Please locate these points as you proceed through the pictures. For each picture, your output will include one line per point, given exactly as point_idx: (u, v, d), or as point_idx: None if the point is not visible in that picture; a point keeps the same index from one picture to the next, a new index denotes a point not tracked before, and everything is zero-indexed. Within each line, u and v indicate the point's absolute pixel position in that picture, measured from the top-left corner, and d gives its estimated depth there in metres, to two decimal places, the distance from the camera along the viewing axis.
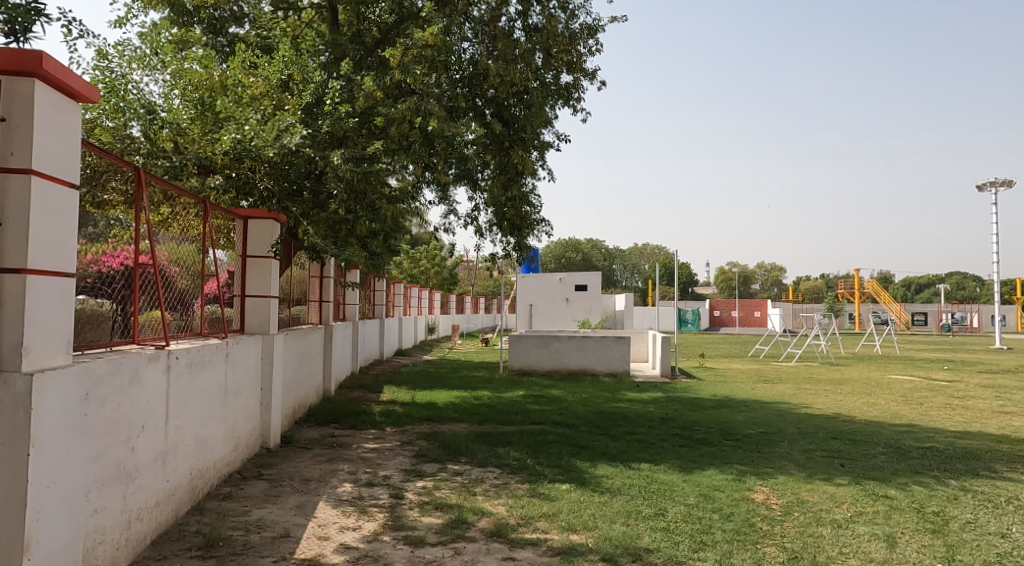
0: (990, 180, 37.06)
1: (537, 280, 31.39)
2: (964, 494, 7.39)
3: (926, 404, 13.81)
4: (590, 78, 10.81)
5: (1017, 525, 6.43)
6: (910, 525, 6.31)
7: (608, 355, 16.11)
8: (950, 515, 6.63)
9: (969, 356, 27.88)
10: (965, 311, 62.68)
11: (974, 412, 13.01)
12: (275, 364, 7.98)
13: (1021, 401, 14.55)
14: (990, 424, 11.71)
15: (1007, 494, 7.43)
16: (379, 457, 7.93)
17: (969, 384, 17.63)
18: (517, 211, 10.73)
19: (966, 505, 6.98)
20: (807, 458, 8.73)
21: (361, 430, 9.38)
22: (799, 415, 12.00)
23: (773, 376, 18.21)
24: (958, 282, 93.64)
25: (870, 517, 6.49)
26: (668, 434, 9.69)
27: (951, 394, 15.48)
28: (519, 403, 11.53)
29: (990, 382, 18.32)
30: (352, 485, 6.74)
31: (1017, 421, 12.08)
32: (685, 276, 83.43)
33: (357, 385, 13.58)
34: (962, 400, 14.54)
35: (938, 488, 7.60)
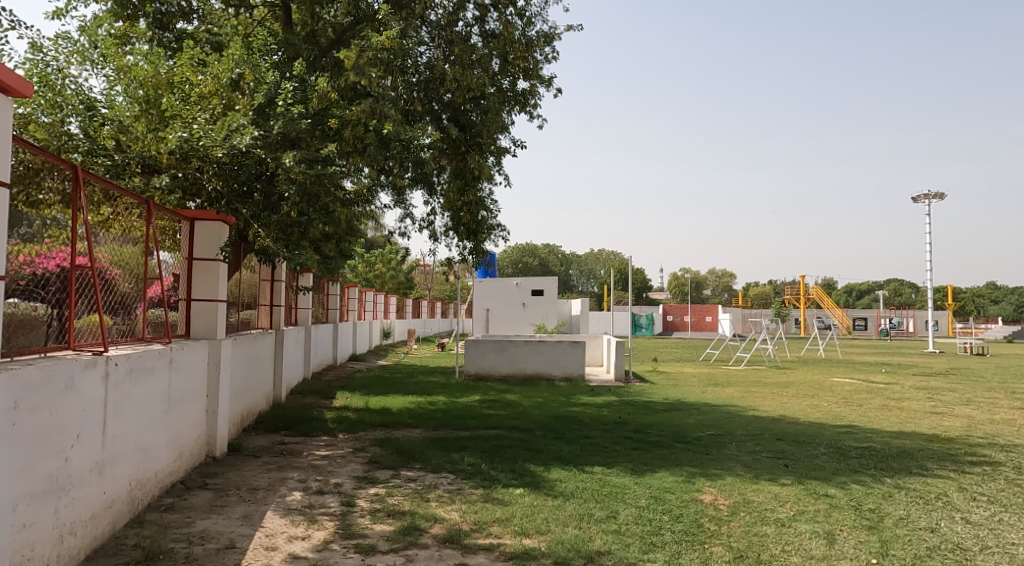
0: (924, 193, 38.38)
1: (494, 284, 31.37)
2: (898, 492, 7.64)
3: (865, 406, 14.25)
4: (546, 85, 10.84)
5: (946, 520, 6.68)
6: (848, 522, 6.49)
7: (564, 359, 16.21)
8: (887, 512, 6.83)
9: (904, 359, 28.93)
10: (902, 316, 64.85)
11: (909, 413, 13.47)
12: (222, 371, 7.78)
13: (951, 402, 15.14)
14: (923, 424, 12.16)
15: (938, 491, 7.71)
16: (330, 464, 7.81)
17: (904, 386, 18.25)
18: (473, 217, 10.63)
19: (901, 503, 7.20)
20: (754, 459, 8.91)
21: (312, 436, 9.24)
22: (747, 417, 12.23)
23: (722, 380, 18.56)
24: (897, 288, 96.87)
25: (812, 515, 6.65)
26: (621, 438, 9.78)
27: (888, 396, 16.02)
28: (474, 408, 11.51)
29: (923, 383, 19.02)
30: (302, 493, 6.62)
31: (948, 422, 12.56)
32: (641, 281, 84.37)
33: (309, 391, 13.36)
34: (898, 402, 15.06)
35: (875, 486, 7.84)
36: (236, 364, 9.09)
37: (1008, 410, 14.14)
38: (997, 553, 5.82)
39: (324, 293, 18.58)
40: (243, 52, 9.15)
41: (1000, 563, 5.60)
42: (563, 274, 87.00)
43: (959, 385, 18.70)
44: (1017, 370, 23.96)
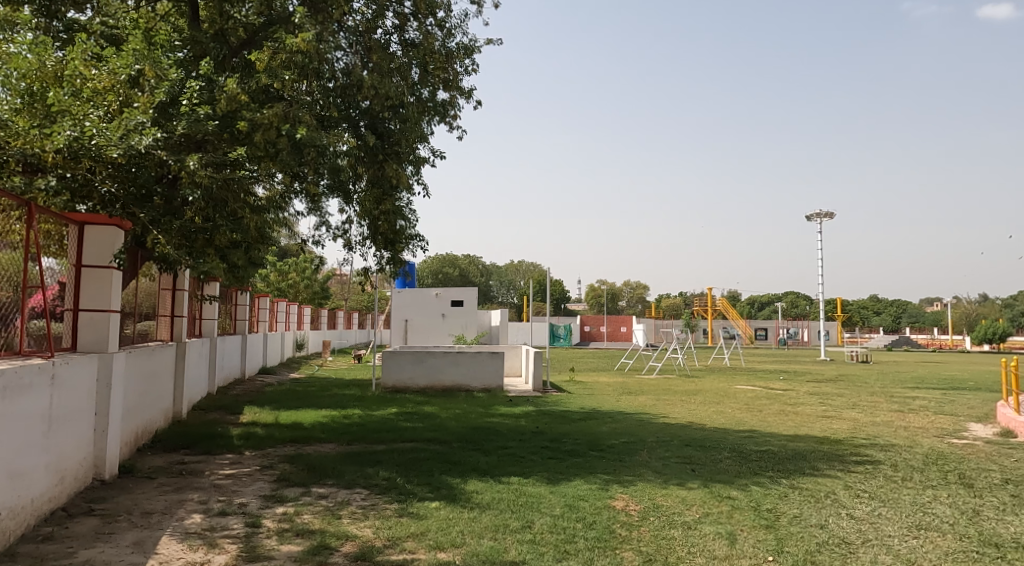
0: (816, 212, 40.55)
1: (412, 295, 31.13)
2: (792, 491, 7.98)
3: (765, 411, 14.89)
4: (466, 97, 10.82)
5: (835, 517, 7.06)
6: (748, 522, 6.75)
7: (481, 370, 16.20)
8: (783, 511, 7.14)
9: (799, 367, 30.49)
10: (801, 326, 68.24)
11: (803, 417, 14.18)
12: (113, 388, 7.34)
13: (841, 406, 16.04)
14: (817, 427, 12.80)
15: (828, 489, 8.12)
16: (235, 483, 7.49)
17: (799, 392, 19.19)
18: (392, 227, 10.44)
19: (795, 502, 7.54)
20: (663, 465, 9.13)
21: (215, 455, 8.84)
22: (657, 424, 12.53)
23: (635, 388, 18.99)
24: (796, 300, 101.86)
25: (715, 517, 6.87)
26: (537, 448, 9.81)
27: (785, 401, 16.81)
28: (391, 421, 11.31)
29: (817, 389, 20.06)
30: (201, 516, 6.31)
31: (839, 424, 13.27)
32: (559, 291, 85.45)
33: (213, 407, 12.81)
34: (793, 407, 15.83)
35: (772, 486, 8.17)
36: (130, 379, 8.59)
37: (892, 412, 15.09)
38: (879, 547, 6.20)
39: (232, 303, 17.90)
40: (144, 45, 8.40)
41: (882, 557, 5.96)
42: (482, 285, 87.09)
43: (848, 390, 19.84)
44: (900, 376, 25.64)
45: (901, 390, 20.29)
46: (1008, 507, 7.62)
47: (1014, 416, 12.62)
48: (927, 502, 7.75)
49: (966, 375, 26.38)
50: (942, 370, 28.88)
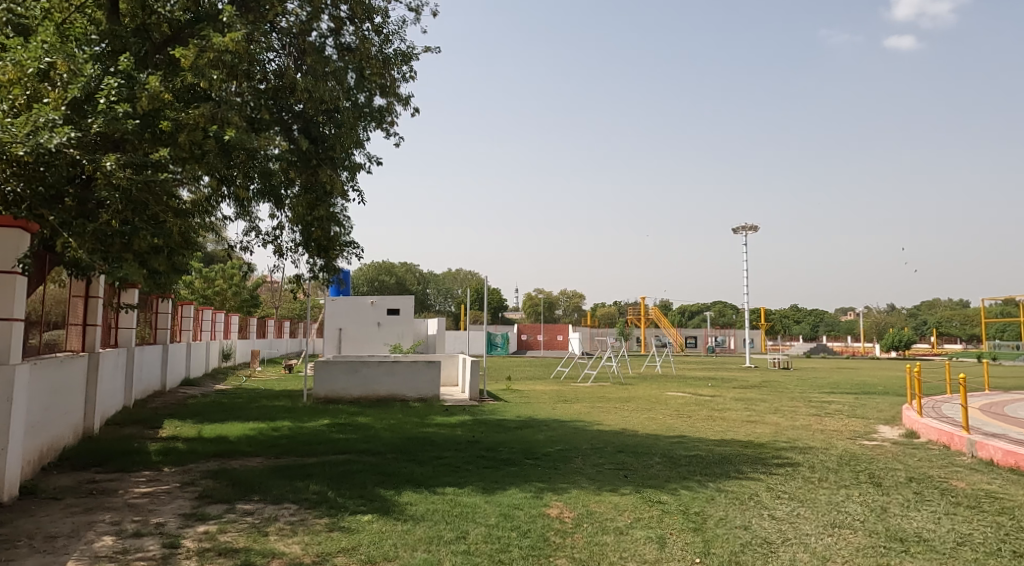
0: (742, 226, 41.85)
1: (348, 304, 30.55)
2: (718, 494, 8.16)
3: (694, 417, 15.22)
4: (404, 104, 10.71)
5: (758, 518, 7.26)
6: (677, 526, 6.88)
7: (418, 380, 16.01)
8: (710, 514, 7.30)
9: (727, 374, 31.35)
10: (728, 335, 70.23)
11: (729, 422, 14.56)
12: (13, 402, 6.93)
13: (765, 411, 16.55)
14: (742, 432, 13.16)
15: (752, 492, 8.34)
16: (152, 502, 7.16)
17: (726, 398, 19.72)
18: (325, 233, 10.25)
19: (721, 504, 7.72)
20: (597, 471, 9.19)
21: (130, 472, 8.44)
22: (591, 432, 12.64)
23: (570, 396, 19.12)
24: (724, 310, 104.87)
25: (646, 522, 6.96)
26: (472, 457, 9.73)
27: (712, 407, 17.23)
28: (323, 433, 11.05)
29: (742, 395, 20.66)
30: (113, 538, 6.00)
31: (763, 429, 13.68)
32: (496, 299, 85.55)
33: (130, 421, 12.25)
34: (721, 412, 16.24)
35: (700, 490, 8.33)
36: (36, 392, 8.15)
37: (811, 416, 15.67)
38: (797, 546, 6.46)
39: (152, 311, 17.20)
40: (55, 38, 7.99)
41: (800, 555, 6.21)
42: (418, 294, 86.49)
43: (770, 395, 20.52)
44: (819, 382, 26.66)
45: (819, 395, 21.13)
46: (915, 504, 8.02)
47: (919, 417, 13.31)
48: (841, 501, 8.06)
49: (877, 379, 27.65)
50: (856, 376, 30.21)
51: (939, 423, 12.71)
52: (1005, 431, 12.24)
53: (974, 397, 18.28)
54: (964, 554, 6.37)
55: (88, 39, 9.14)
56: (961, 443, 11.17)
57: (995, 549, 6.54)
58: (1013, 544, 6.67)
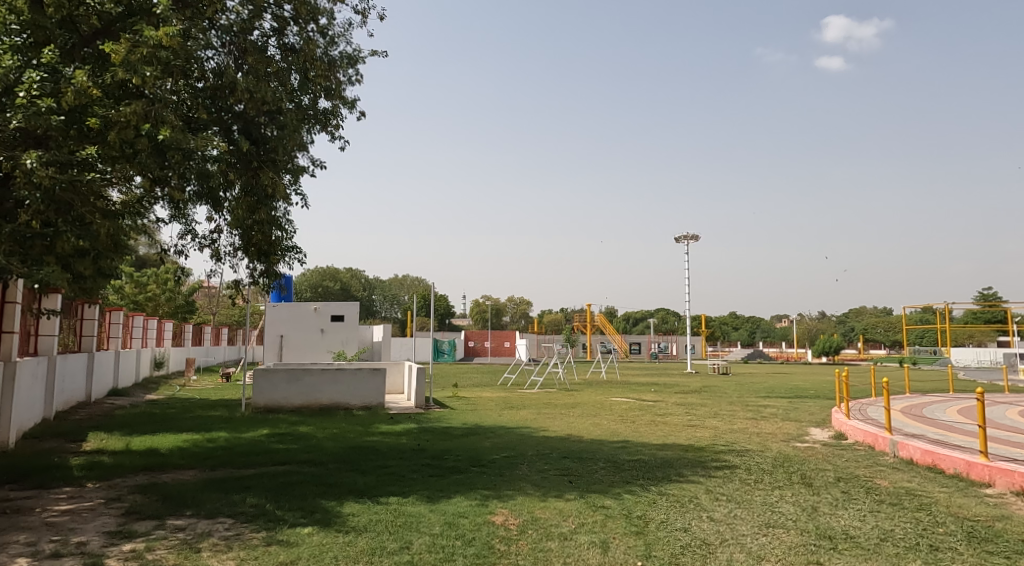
0: (685, 235, 42.66)
1: (289, 310, 29.93)
2: (660, 498, 8.24)
3: (637, 422, 15.38)
4: (350, 108, 10.53)
5: (698, 520, 7.37)
6: (620, 530, 6.93)
7: (362, 388, 15.77)
8: (652, 517, 7.38)
9: (670, 380, 31.87)
10: (670, 341, 71.42)
11: (672, 426, 14.76)
12: None
13: (705, 415, 16.86)
14: (684, 436, 13.36)
15: (691, 494, 8.46)
16: (73, 521, 6.82)
17: (669, 402, 20.02)
18: (266, 237, 9.98)
19: (663, 507, 7.80)
20: (542, 477, 9.17)
21: (50, 489, 8.03)
22: (537, 438, 12.63)
23: (516, 403, 19.11)
24: (667, 317, 106.72)
25: (590, 527, 6.98)
26: (418, 466, 9.60)
27: (655, 412, 17.46)
28: (261, 443, 10.75)
29: (684, 400, 21.02)
30: (29, 560, 5.69)
31: (703, 432, 13.92)
32: (443, 306, 85.08)
33: (51, 435, 11.68)
34: (663, 417, 16.46)
35: (642, 494, 8.39)
36: None
37: (748, 420, 16.04)
38: (735, 546, 6.62)
39: (75, 318, 16.66)
40: None
41: (736, 555, 6.38)
42: (364, 300, 85.38)
43: (710, 400, 20.92)
44: (757, 386, 27.35)
45: (756, 399, 21.68)
46: (843, 502, 8.26)
47: (846, 419, 13.77)
48: (774, 501, 8.24)
49: (809, 384, 28.49)
50: (790, 380, 31.10)
51: (864, 424, 13.18)
52: (925, 431, 12.79)
53: (897, 400, 19.04)
54: (886, 550, 6.65)
55: (7, 29, 8.49)
56: (884, 443, 11.60)
57: (914, 543, 6.85)
58: (930, 538, 7.00)
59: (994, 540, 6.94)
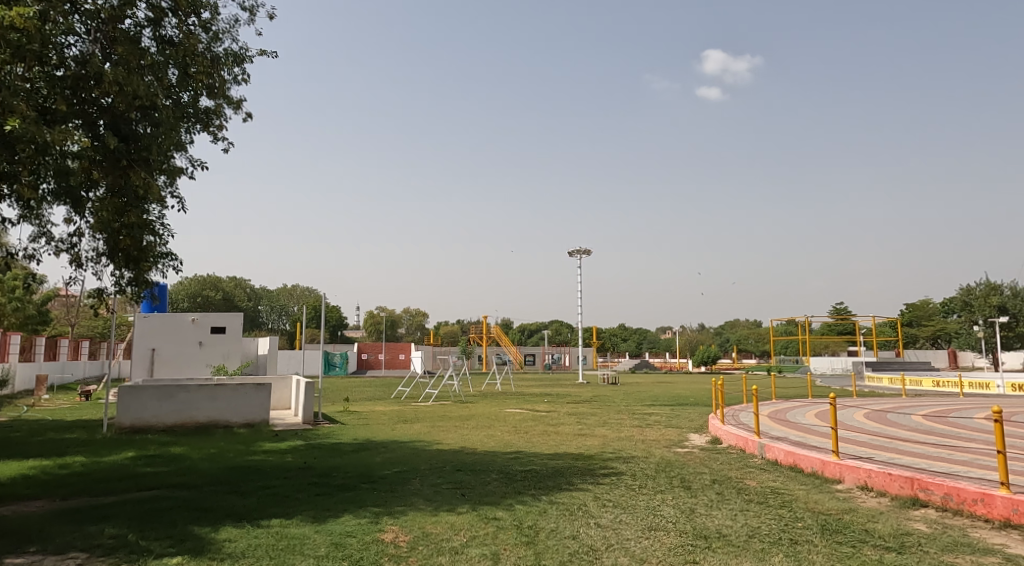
0: (577, 248, 43.55)
1: (161, 321, 28.11)
2: (551, 507, 8.23)
3: (530, 432, 15.42)
4: (234, 108, 10.00)
5: (588, 527, 7.40)
6: (511, 541, 6.86)
7: (244, 405, 14.99)
8: (541, 526, 7.34)
9: (562, 390, 32.32)
10: (563, 352, 72.68)
11: (563, 436, 14.89)
12: None
13: (596, 424, 17.13)
14: (574, 445, 13.48)
15: (581, 502, 8.50)
16: None
17: (561, 412, 20.24)
18: (135, 242, 9.26)
19: (553, 516, 7.78)
20: (434, 492, 8.97)
21: None
22: (430, 451, 12.39)
23: (409, 416, 18.73)
24: (560, 329, 108.66)
25: (481, 539, 6.87)
26: (303, 485, 9.15)
27: (548, 422, 17.58)
28: (127, 467, 9.94)
29: (575, 410, 21.31)
30: None
31: (593, 441, 14.11)
32: (335, 317, 82.91)
33: None
34: (555, 427, 16.59)
35: (533, 504, 8.36)
36: None
37: (635, 428, 16.42)
38: (619, 550, 6.71)
39: None
40: None
41: (621, 559, 6.46)
42: (249, 311, 81.83)
43: (600, 409, 21.33)
44: (643, 395, 28.20)
45: (643, 407, 22.29)
46: (717, 503, 8.54)
47: (722, 424, 14.35)
48: (657, 505, 8.40)
49: (689, 392, 29.74)
50: (671, 389, 32.29)
51: (737, 429, 13.77)
52: (787, 433, 13.52)
53: (768, 405, 20.09)
54: (753, 545, 6.94)
55: None
56: (753, 446, 12.14)
57: (777, 538, 7.18)
58: (791, 532, 7.36)
59: (843, 530, 7.40)
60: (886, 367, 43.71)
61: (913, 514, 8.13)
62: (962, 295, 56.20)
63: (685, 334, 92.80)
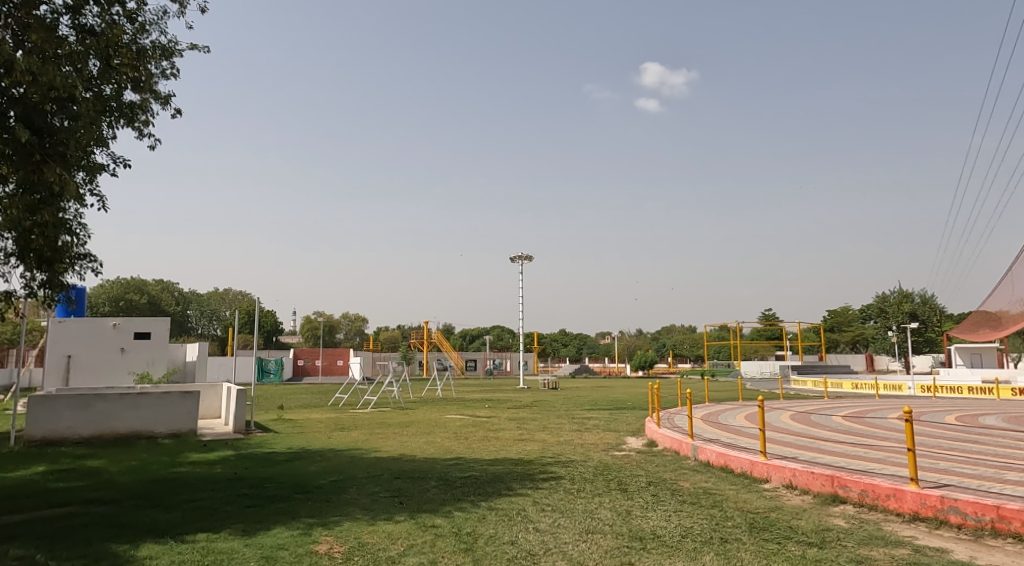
0: (519, 255, 43.62)
1: (79, 325, 26.73)
2: (489, 513, 8.12)
3: (469, 438, 15.27)
4: (161, 102, 9.59)
5: (526, 532, 7.32)
6: (449, 548, 6.72)
7: (168, 414, 14.39)
8: (480, 533, 7.22)
9: (502, 395, 32.29)
10: (503, 358, 72.72)
11: (503, 441, 14.80)
12: None
13: (535, 429, 17.11)
14: (514, 450, 13.41)
15: (520, 507, 8.42)
16: None
17: (501, 418, 20.16)
18: (50, 241, 8.76)
19: (492, 522, 7.66)
20: (372, 500, 8.74)
21: None
22: (368, 459, 12.12)
23: (346, 424, 18.34)
24: (501, 334, 108.76)
25: (419, 547, 6.70)
26: (232, 497, 8.78)
27: (487, 428, 17.47)
28: (39, 483, 9.36)
29: (515, 415, 21.26)
30: None
31: (533, 446, 14.07)
32: (270, 322, 80.88)
33: None
34: (495, 432, 16.49)
35: (472, 510, 8.22)
36: None
37: (574, 432, 16.47)
38: (557, 554, 6.66)
39: None
40: None
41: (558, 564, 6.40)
42: (178, 315, 79.06)
43: (540, 414, 21.34)
44: (582, 399, 28.37)
45: (582, 411, 22.42)
46: (651, 505, 8.58)
47: (658, 427, 14.52)
48: (594, 508, 8.39)
49: (627, 396, 30.10)
50: (608, 393, 32.61)
51: (672, 432, 13.94)
52: (719, 435, 13.77)
53: (701, 408, 20.44)
54: (686, 545, 6.98)
55: None
56: (686, 449, 12.28)
57: (708, 537, 7.25)
58: (721, 531, 7.44)
59: (770, 528, 7.52)
60: (810, 372, 45.21)
61: (833, 510, 8.35)
62: (878, 303, 58.58)
63: (623, 339, 94.21)
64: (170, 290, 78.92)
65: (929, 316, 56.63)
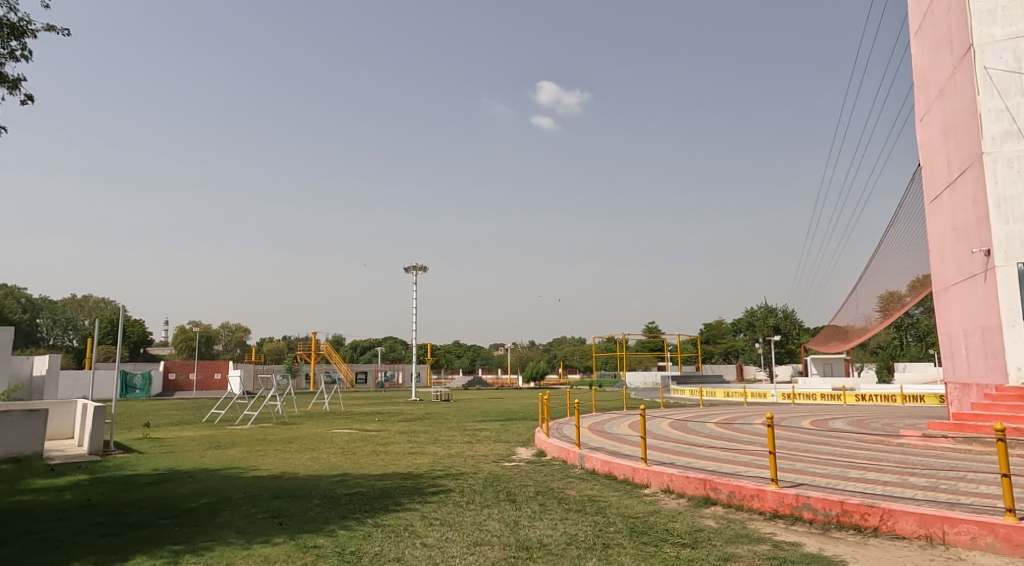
0: (413, 265, 42.84)
1: None
2: (375, 530, 7.71)
3: (357, 453, 14.65)
4: (7, 86, 8.59)
5: (413, 548, 6.99)
6: None
7: (8, 435, 12.97)
8: (365, 551, 6.82)
9: (392, 407, 31.53)
10: (393, 370, 71.46)
11: (392, 455, 14.30)
12: None
13: (425, 442, 16.69)
14: (402, 464, 12.97)
15: (407, 522, 8.06)
16: None
17: (391, 431, 19.57)
18: None
19: (378, 540, 7.27)
20: (248, 522, 8.12)
21: None
22: (245, 479, 11.33)
23: (223, 441, 17.21)
24: (391, 345, 106.96)
25: None
26: (86, 526, 7.91)
27: (376, 442, 16.88)
28: None
29: (405, 427, 20.71)
30: None
31: (422, 459, 13.67)
32: (141, 333, 75.73)
33: None
34: (384, 446, 15.92)
35: (357, 528, 7.78)
36: None
37: (465, 444, 16.19)
38: None
39: None
40: None
41: None
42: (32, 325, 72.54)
43: (431, 427, 20.90)
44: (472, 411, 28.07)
45: (473, 423, 22.17)
46: (538, 514, 8.43)
47: (547, 437, 14.48)
48: (482, 520, 8.14)
49: (518, 407, 30.11)
50: (499, 404, 32.52)
51: (560, 442, 13.92)
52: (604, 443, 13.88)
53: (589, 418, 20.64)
54: (571, 552, 6.87)
55: None
56: (574, 459, 12.26)
57: (591, 543, 7.16)
58: (604, 537, 7.38)
59: (648, 531, 7.54)
60: (687, 382, 47.09)
61: (705, 512, 8.49)
62: (748, 317, 62.08)
63: (514, 350, 94.93)
64: (15, 296, 71.83)
65: (792, 329, 60.80)
